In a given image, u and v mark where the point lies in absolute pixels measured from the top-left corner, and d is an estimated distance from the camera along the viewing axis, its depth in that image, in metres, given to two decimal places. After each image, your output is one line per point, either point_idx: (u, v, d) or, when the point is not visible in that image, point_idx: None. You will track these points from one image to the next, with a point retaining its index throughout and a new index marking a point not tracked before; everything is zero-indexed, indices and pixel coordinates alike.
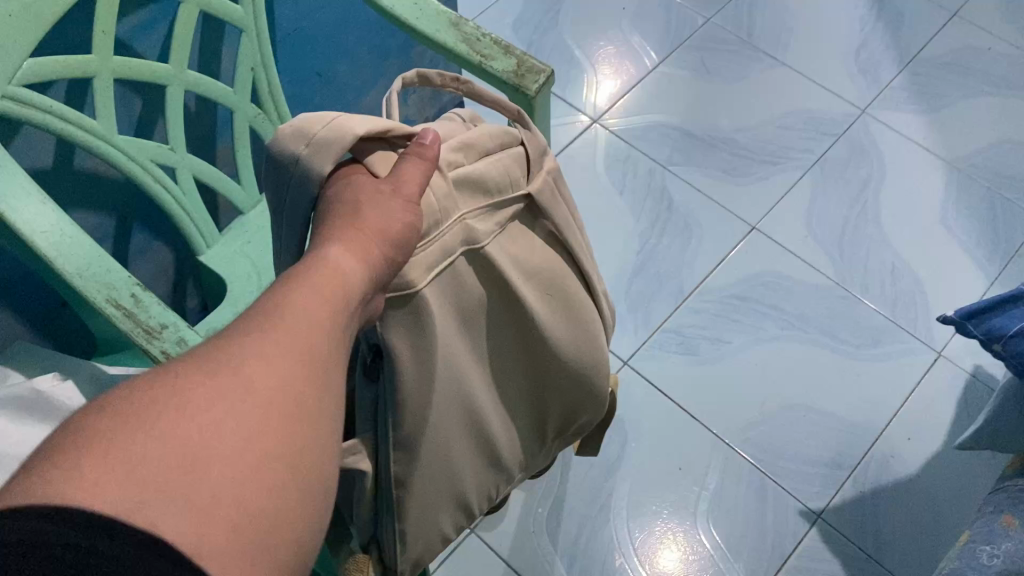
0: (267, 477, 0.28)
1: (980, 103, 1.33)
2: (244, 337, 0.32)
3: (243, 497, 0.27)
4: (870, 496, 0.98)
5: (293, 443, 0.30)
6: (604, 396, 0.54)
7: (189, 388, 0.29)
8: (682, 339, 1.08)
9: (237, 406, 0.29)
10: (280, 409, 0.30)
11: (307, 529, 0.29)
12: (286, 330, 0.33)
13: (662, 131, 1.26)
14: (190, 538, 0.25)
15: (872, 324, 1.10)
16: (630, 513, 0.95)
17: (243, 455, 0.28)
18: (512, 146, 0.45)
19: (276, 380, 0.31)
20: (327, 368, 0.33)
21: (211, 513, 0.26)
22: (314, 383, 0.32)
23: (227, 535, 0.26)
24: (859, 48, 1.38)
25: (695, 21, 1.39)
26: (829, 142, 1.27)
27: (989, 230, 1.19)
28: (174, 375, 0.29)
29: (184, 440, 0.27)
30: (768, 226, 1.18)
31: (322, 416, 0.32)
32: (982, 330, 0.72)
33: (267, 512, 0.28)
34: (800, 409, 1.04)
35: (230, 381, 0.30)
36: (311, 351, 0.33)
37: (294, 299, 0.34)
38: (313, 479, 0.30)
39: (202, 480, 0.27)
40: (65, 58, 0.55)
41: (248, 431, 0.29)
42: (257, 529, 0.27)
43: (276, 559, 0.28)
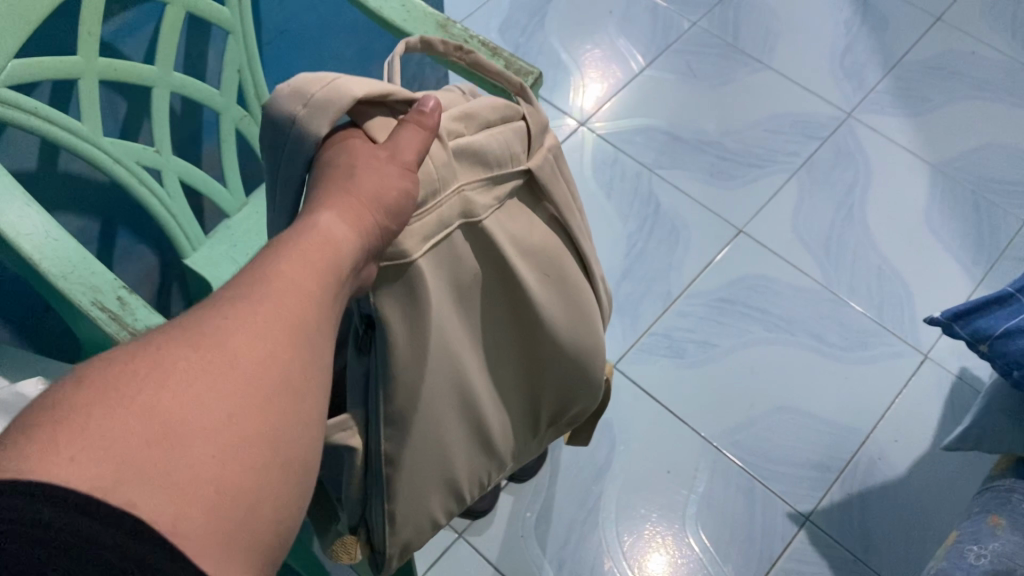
0: (251, 453, 0.27)
1: (964, 107, 1.34)
2: (230, 305, 0.31)
3: (226, 473, 0.26)
4: (857, 498, 0.98)
5: (279, 417, 0.29)
6: (599, 383, 0.55)
7: (173, 357, 0.28)
8: (670, 342, 1.08)
9: (221, 381, 0.28)
10: (268, 382, 0.29)
11: (288, 509, 0.29)
12: (274, 298, 0.32)
13: (649, 135, 1.26)
14: (168, 517, 0.24)
15: (859, 326, 1.11)
16: (619, 516, 0.95)
17: (228, 428, 0.27)
18: (512, 120, 0.45)
19: (263, 351, 0.30)
20: (316, 340, 0.32)
21: (192, 490, 0.25)
22: (301, 356, 0.31)
23: (206, 515, 0.25)
24: (844, 52, 1.39)
25: (681, 24, 1.39)
26: (815, 145, 1.27)
27: (973, 233, 1.20)
28: (156, 344, 0.28)
29: (165, 410, 0.26)
30: (755, 229, 1.18)
31: (307, 390, 0.31)
32: (968, 330, 0.72)
33: (249, 490, 0.27)
34: (788, 411, 1.04)
35: (216, 351, 0.29)
36: (301, 321, 0.32)
37: (284, 267, 0.33)
38: (296, 457, 0.29)
39: (184, 454, 0.26)
40: (51, 59, 0.55)
41: (233, 406, 0.28)
42: (238, 508, 0.26)
43: (255, 540, 0.27)
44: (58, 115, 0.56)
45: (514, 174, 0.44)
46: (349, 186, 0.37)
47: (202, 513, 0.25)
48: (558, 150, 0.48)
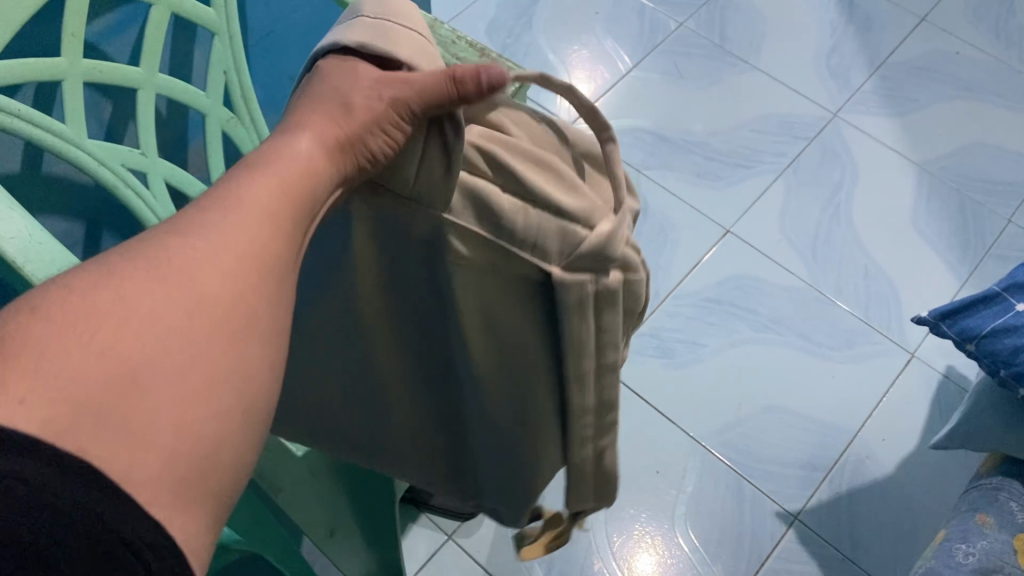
0: (207, 403, 0.28)
1: (948, 106, 1.34)
2: (201, 233, 0.30)
3: (182, 423, 0.27)
4: (845, 496, 0.99)
5: (236, 367, 0.29)
6: (521, 497, 0.50)
7: (135, 290, 0.28)
8: (659, 343, 1.08)
9: (182, 325, 0.28)
10: (226, 331, 0.29)
11: (245, 453, 0.29)
12: (244, 234, 0.31)
13: (636, 136, 1.26)
14: (122, 463, 0.25)
15: (846, 325, 1.11)
16: (608, 517, 0.95)
17: (183, 377, 0.27)
18: (576, 219, 0.36)
19: (227, 293, 0.30)
20: (284, 283, 0.32)
21: (147, 439, 0.26)
22: (262, 302, 0.31)
23: (162, 463, 0.26)
24: (830, 53, 1.39)
25: (668, 25, 1.39)
26: (802, 145, 1.28)
27: (959, 232, 1.21)
28: (121, 270, 0.28)
29: (123, 354, 0.26)
30: (742, 229, 1.19)
31: (271, 333, 0.31)
32: (955, 330, 0.73)
33: (207, 437, 0.27)
34: (776, 411, 1.04)
35: (182, 295, 0.28)
36: (272, 267, 0.31)
37: (256, 196, 0.32)
38: (253, 404, 0.29)
39: (134, 402, 0.26)
40: (36, 61, 0.55)
41: (190, 354, 0.28)
42: (198, 458, 0.27)
43: (213, 487, 0.27)
44: (42, 117, 0.55)
45: (528, 265, 0.36)
46: (345, 119, 0.35)
47: (158, 462, 0.26)
48: (611, 294, 0.38)
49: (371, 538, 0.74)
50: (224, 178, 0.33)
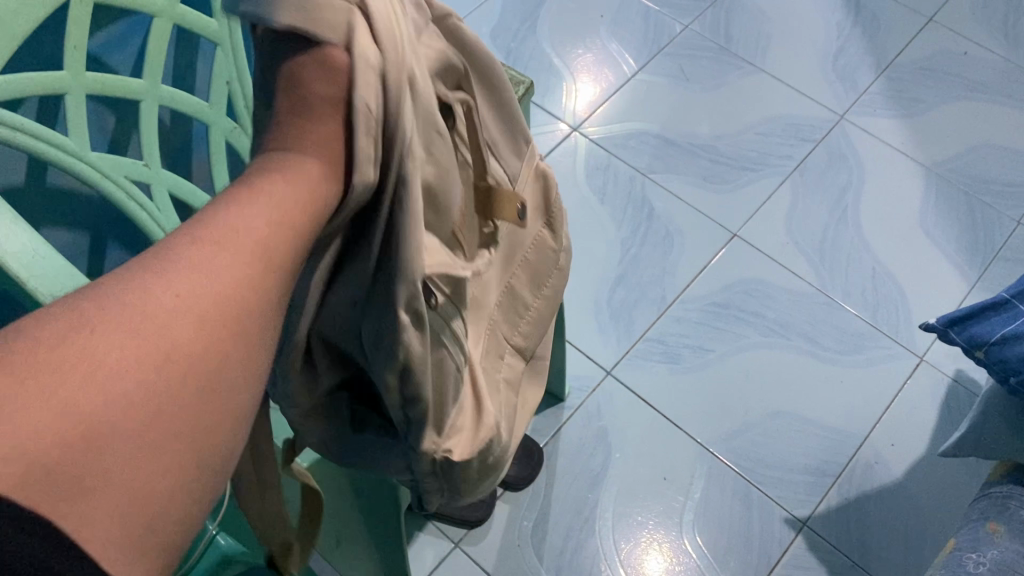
0: (162, 459, 0.26)
1: (956, 107, 1.34)
2: (171, 272, 0.28)
3: (139, 478, 0.25)
4: (854, 502, 0.98)
5: (199, 420, 0.27)
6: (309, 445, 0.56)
7: (97, 339, 0.26)
8: (665, 348, 1.08)
9: (156, 380, 0.26)
10: (190, 382, 0.27)
11: (204, 499, 0.27)
12: (213, 275, 0.29)
13: (641, 139, 1.26)
14: (69, 521, 0.23)
15: (853, 329, 1.11)
16: (615, 522, 0.95)
17: (148, 431, 0.26)
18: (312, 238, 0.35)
19: (194, 342, 0.28)
20: (262, 327, 0.30)
21: (101, 496, 0.24)
22: (237, 353, 0.29)
23: (117, 523, 0.24)
24: (836, 54, 1.39)
25: (673, 28, 1.39)
26: (809, 148, 1.27)
27: (968, 235, 1.20)
28: (86, 316, 0.26)
29: (83, 409, 0.24)
30: (749, 232, 1.18)
31: (241, 386, 0.29)
32: (964, 337, 0.72)
33: (160, 493, 0.26)
34: (785, 416, 1.04)
35: (159, 346, 0.27)
36: (250, 311, 0.30)
37: (250, 226, 0.31)
38: (218, 462, 0.28)
39: (89, 461, 0.24)
40: (37, 74, 0.55)
41: (158, 409, 0.26)
42: (156, 515, 0.25)
43: (170, 542, 0.26)
44: (44, 131, 0.55)
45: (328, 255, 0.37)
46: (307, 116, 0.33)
47: (107, 519, 0.24)
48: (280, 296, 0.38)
49: (379, 560, 0.74)
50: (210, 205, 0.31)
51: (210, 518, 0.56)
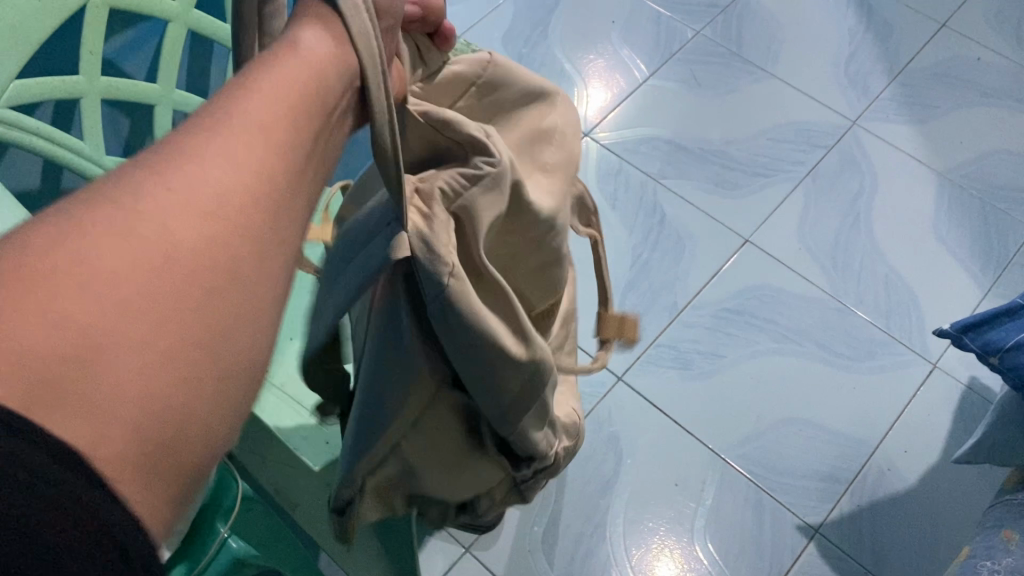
0: (178, 363, 0.24)
1: (969, 113, 1.33)
2: (178, 164, 0.27)
3: (151, 386, 0.23)
4: (867, 510, 0.98)
5: (218, 318, 0.25)
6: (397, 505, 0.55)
7: (96, 239, 0.24)
8: (677, 354, 1.07)
9: (156, 278, 0.24)
10: (205, 274, 0.25)
11: (232, 413, 0.25)
12: (224, 160, 0.28)
13: (652, 144, 1.26)
14: (79, 445, 0.21)
15: (866, 335, 1.10)
16: (626, 528, 0.95)
17: (154, 334, 0.23)
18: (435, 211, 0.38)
19: (204, 231, 0.26)
20: (280, 218, 0.28)
21: (112, 409, 0.22)
22: (256, 245, 0.27)
23: (130, 435, 0.22)
24: (848, 59, 1.38)
25: (685, 34, 1.39)
26: (821, 154, 1.27)
27: (981, 241, 1.19)
28: (81, 217, 0.24)
29: (83, 315, 0.23)
30: (760, 238, 1.18)
31: (265, 276, 0.27)
32: (978, 343, 0.71)
33: (179, 405, 0.24)
34: (797, 422, 1.03)
35: (157, 245, 0.25)
36: (261, 201, 0.28)
37: (252, 124, 0.29)
38: (242, 366, 0.26)
39: (94, 370, 0.22)
40: (55, 79, 0.55)
41: (162, 307, 0.24)
42: (173, 426, 0.23)
43: (194, 451, 0.24)
44: (58, 134, 0.56)
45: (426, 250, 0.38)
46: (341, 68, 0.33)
47: (122, 436, 0.22)
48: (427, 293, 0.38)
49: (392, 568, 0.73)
50: (218, 96, 0.30)
51: (224, 521, 0.56)
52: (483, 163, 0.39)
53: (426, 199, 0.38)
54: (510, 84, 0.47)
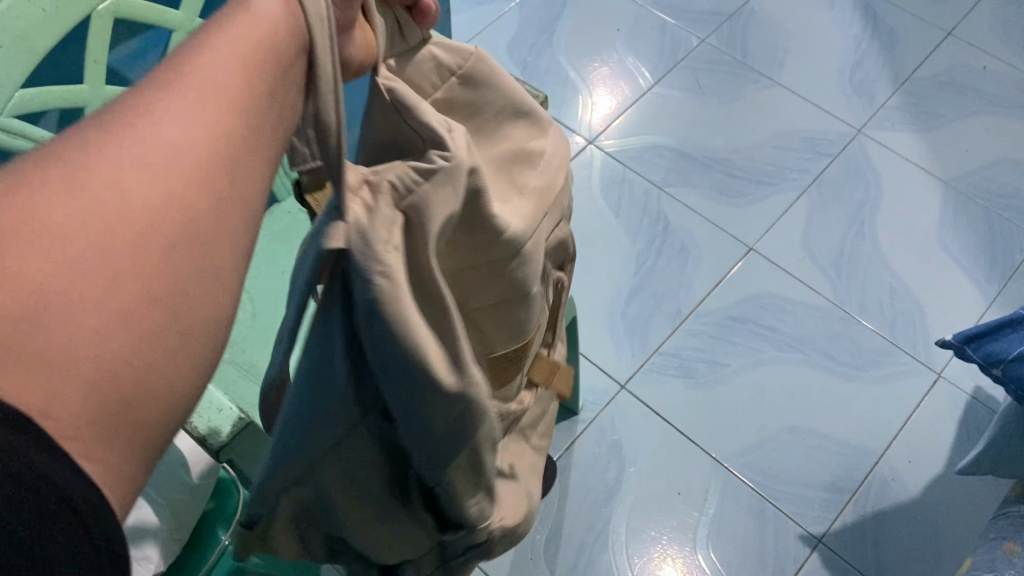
0: (137, 323, 0.24)
1: (974, 122, 1.33)
2: (135, 126, 0.27)
3: (106, 345, 0.23)
4: (870, 520, 0.97)
5: (177, 279, 0.26)
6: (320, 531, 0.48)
7: (53, 200, 0.24)
8: (680, 362, 1.07)
9: (109, 238, 0.24)
10: (162, 236, 0.25)
11: (192, 375, 0.26)
12: (178, 124, 0.28)
13: (656, 152, 1.26)
14: (38, 405, 0.22)
15: (870, 344, 1.10)
16: (629, 537, 0.95)
17: (108, 295, 0.24)
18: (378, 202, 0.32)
19: (161, 193, 0.26)
20: (236, 182, 0.29)
21: (73, 370, 0.23)
22: (210, 208, 0.27)
23: (87, 392, 0.23)
24: (854, 68, 1.38)
25: (690, 42, 1.39)
26: (826, 162, 1.27)
27: (987, 251, 1.19)
28: (36, 178, 0.24)
29: (42, 275, 0.23)
30: (765, 246, 1.17)
31: (219, 240, 0.28)
32: (981, 354, 0.71)
33: (138, 365, 0.24)
34: (800, 431, 1.03)
35: (109, 207, 0.25)
36: (215, 164, 0.28)
37: (202, 89, 0.29)
38: (199, 326, 0.26)
39: (55, 327, 0.22)
40: (60, 88, 0.56)
41: (115, 267, 0.24)
42: (129, 387, 0.24)
43: (151, 410, 0.25)
44: None
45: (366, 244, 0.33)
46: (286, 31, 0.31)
47: (81, 397, 0.23)
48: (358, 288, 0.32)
49: None
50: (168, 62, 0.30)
51: (226, 529, 0.56)
52: (438, 157, 0.33)
53: (367, 183, 0.33)
54: (495, 88, 0.40)
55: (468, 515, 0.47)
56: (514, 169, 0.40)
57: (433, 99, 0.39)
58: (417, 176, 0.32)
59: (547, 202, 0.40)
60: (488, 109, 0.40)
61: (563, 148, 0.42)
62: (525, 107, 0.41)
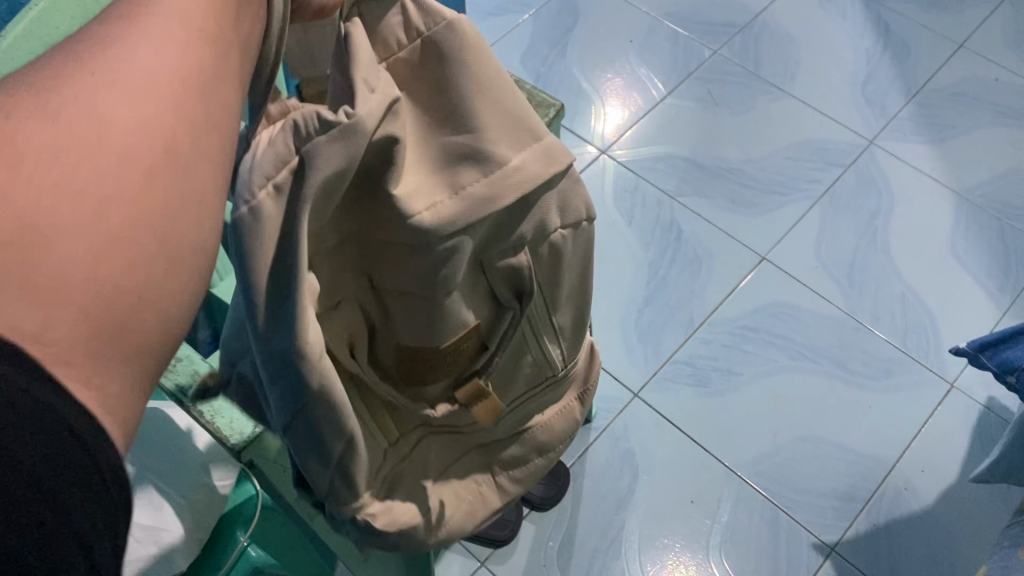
0: (123, 249, 0.25)
1: (986, 133, 1.33)
2: (107, 56, 0.28)
3: (95, 271, 0.24)
4: (883, 529, 0.97)
5: (163, 203, 0.27)
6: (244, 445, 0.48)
7: (29, 129, 0.25)
8: (693, 371, 1.08)
9: (83, 168, 0.25)
10: (143, 162, 0.26)
11: (185, 302, 0.27)
12: (150, 59, 0.28)
13: (669, 162, 1.26)
14: (29, 330, 0.23)
15: (882, 354, 1.10)
16: (642, 545, 0.95)
17: (93, 223, 0.25)
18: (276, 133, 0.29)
19: (138, 124, 0.27)
20: (216, 112, 0.29)
21: (61, 293, 0.24)
22: (191, 139, 0.28)
23: (77, 315, 0.24)
24: (866, 79, 1.39)
25: (702, 53, 1.40)
26: (838, 173, 1.27)
27: (1000, 261, 1.19)
28: (12, 110, 0.26)
29: (19, 206, 0.24)
30: (777, 255, 1.18)
31: (203, 170, 0.28)
32: (995, 362, 0.71)
33: (130, 291, 0.25)
34: (812, 440, 1.03)
35: (84, 139, 0.26)
36: (190, 97, 0.29)
37: (168, 28, 0.29)
38: (188, 253, 0.27)
39: (36, 256, 0.24)
40: None
41: (94, 196, 0.25)
42: (121, 313, 0.25)
43: (150, 335, 0.26)
44: None
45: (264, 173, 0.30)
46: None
47: (73, 320, 0.24)
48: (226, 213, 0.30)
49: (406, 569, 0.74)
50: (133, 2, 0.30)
51: (243, 529, 0.58)
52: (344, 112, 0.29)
53: (276, 115, 0.31)
54: (463, 67, 0.35)
55: (323, 490, 0.42)
56: (458, 165, 0.35)
57: (395, 58, 0.35)
58: (317, 127, 0.29)
59: (480, 216, 0.35)
60: (450, 89, 0.35)
61: (532, 167, 0.36)
62: (512, 114, 0.36)
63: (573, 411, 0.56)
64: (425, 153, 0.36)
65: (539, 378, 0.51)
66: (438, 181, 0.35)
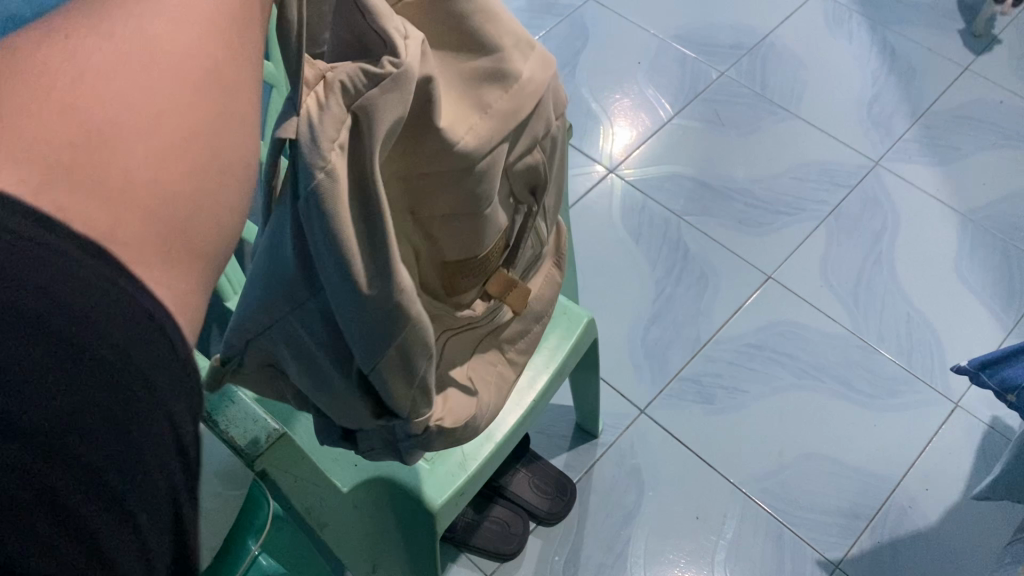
0: (178, 158, 0.27)
1: (991, 156, 1.34)
2: None
3: (150, 179, 0.26)
4: (887, 547, 0.98)
5: (208, 120, 0.29)
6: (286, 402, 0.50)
7: (88, 48, 0.27)
8: (699, 388, 1.09)
9: (139, 83, 0.27)
10: (189, 81, 0.29)
11: (223, 219, 0.29)
12: None
13: (676, 181, 1.28)
14: (108, 227, 0.24)
15: (888, 373, 1.11)
16: (647, 560, 0.96)
17: (148, 137, 0.27)
18: (325, 102, 0.30)
19: (183, 47, 0.29)
20: (242, 48, 0.31)
21: (124, 195, 0.25)
22: (226, 69, 0.30)
23: (143, 217, 0.25)
24: (872, 100, 1.40)
25: (710, 75, 1.41)
26: (843, 193, 1.29)
27: (1004, 282, 1.20)
28: (70, 29, 0.27)
29: (85, 114, 0.25)
30: (783, 274, 1.19)
31: (236, 99, 0.30)
32: (995, 380, 0.72)
33: (186, 196, 0.27)
34: (817, 457, 1.04)
35: (138, 57, 0.27)
36: (223, 31, 0.31)
37: None
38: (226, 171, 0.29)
39: (110, 160, 0.25)
40: None
41: (146, 112, 0.27)
42: (174, 219, 0.27)
43: (199, 244, 0.28)
44: None
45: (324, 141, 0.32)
46: None
47: (140, 220, 0.25)
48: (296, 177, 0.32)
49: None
50: None
51: (255, 538, 0.53)
52: (387, 61, 0.31)
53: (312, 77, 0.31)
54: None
55: (407, 408, 0.46)
56: (481, 85, 0.37)
57: None
58: (366, 82, 0.31)
59: (509, 128, 0.38)
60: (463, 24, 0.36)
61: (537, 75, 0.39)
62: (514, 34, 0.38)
63: (553, 277, 0.59)
64: (451, 81, 0.37)
65: (533, 255, 0.54)
66: (467, 101, 0.37)
